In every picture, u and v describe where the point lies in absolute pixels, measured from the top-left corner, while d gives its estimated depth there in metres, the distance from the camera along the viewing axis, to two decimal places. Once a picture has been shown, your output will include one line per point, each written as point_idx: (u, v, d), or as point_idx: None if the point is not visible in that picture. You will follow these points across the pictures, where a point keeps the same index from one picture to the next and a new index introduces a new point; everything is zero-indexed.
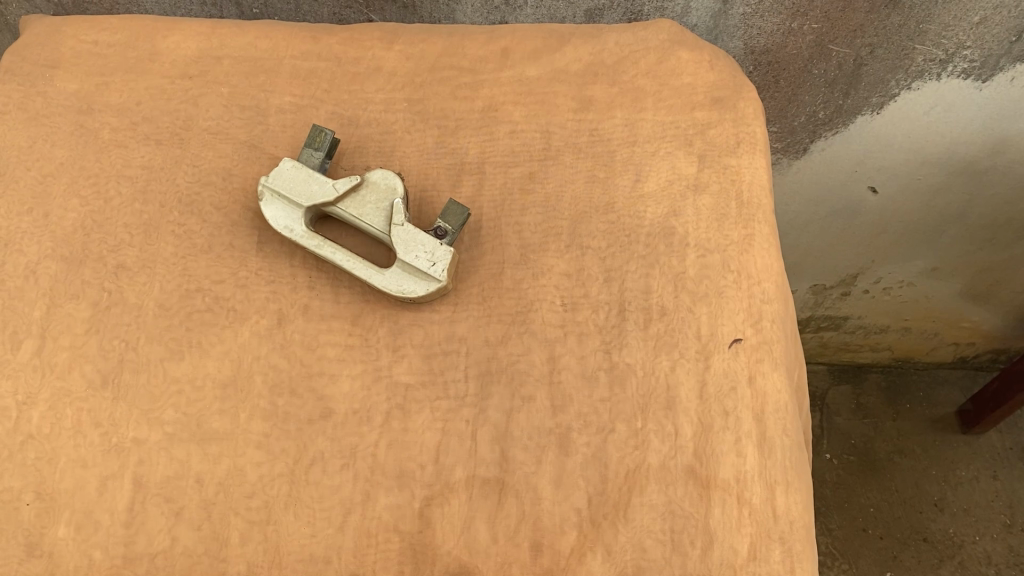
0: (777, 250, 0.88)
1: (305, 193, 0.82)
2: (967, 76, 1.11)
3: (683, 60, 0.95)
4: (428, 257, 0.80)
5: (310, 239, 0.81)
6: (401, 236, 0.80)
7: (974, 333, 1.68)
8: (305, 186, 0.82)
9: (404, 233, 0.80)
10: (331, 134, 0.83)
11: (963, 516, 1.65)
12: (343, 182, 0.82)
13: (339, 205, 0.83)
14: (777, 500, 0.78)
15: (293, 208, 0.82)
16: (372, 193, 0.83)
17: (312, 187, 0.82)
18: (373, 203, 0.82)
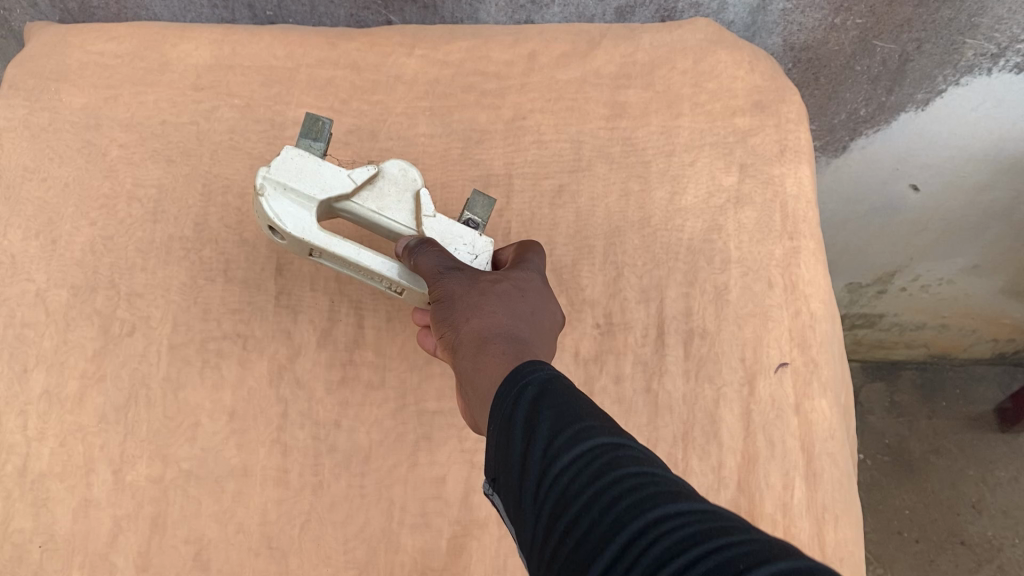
0: (825, 266, 0.83)
1: (314, 186, 0.67)
2: (1021, 71, 1.02)
3: (723, 61, 0.89)
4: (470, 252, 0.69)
5: (323, 240, 0.67)
6: (435, 228, 0.69)
7: (1016, 329, 1.54)
8: (314, 176, 0.67)
9: (436, 225, 0.69)
10: (329, 122, 0.69)
11: (1001, 518, 1.51)
12: (358, 172, 0.69)
13: (356, 200, 0.70)
14: (826, 539, 0.74)
15: (303, 204, 0.67)
16: (392, 186, 0.70)
17: (322, 177, 0.67)
18: (393, 198, 0.70)
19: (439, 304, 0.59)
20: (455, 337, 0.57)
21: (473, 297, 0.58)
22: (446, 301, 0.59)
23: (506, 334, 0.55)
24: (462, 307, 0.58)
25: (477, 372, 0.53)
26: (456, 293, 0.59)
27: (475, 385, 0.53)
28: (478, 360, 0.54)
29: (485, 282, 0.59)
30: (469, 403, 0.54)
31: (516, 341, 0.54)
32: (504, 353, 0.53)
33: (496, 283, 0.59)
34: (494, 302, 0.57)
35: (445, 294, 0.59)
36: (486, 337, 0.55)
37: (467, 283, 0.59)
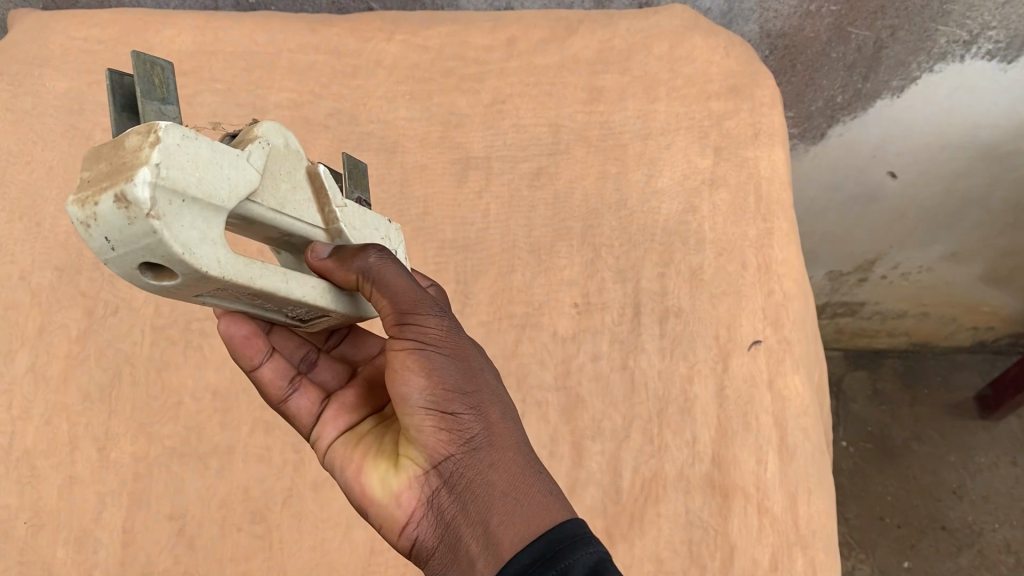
0: (798, 247, 0.84)
1: (210, 190, 0.39)
2: (992, 57, 1.04)
3: (698, 45, 0.90)
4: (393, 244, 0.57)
5: (250, 276, 0.43)
6: (354, 222, 0.51)
7: (995, 316, 1.52)
8: (203, 172, 0.39)
9: (355, 219, 0.52)
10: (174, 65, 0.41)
11: (982, 504, 1.47)
12: (257, 155, 0.43)
13: (256, 197, 0.43)
14: (800, 509, 0.73)
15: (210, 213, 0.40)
16: (287, 164, 0.47)
17: (224, 171, 0.40)
18: (292, 182, 0.47)
19: (444, 367, 0.47)
20: (467, 426, 0.47)
21: (486, 380, 0.49)
22: (453, 366, 0.48)
23: (527, 451, 0.49)
24: (479, 389, 0.48)
25: (512, 503, 0.46)
26: (464, 364, 0.48)
27: (504, 515, 0.45)
28: (512, 485, 0.46)
29: (485, 357, 0.51)
30: (474, 534, 0.46)
31: (534, 460, 0.49)
32: (539, 484, 0.47)
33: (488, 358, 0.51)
34: (501, 392, 0.50)
35: (448, 354, 0.48)
36: (509, 451, 0.48)
37: (472, 351, 0.49)
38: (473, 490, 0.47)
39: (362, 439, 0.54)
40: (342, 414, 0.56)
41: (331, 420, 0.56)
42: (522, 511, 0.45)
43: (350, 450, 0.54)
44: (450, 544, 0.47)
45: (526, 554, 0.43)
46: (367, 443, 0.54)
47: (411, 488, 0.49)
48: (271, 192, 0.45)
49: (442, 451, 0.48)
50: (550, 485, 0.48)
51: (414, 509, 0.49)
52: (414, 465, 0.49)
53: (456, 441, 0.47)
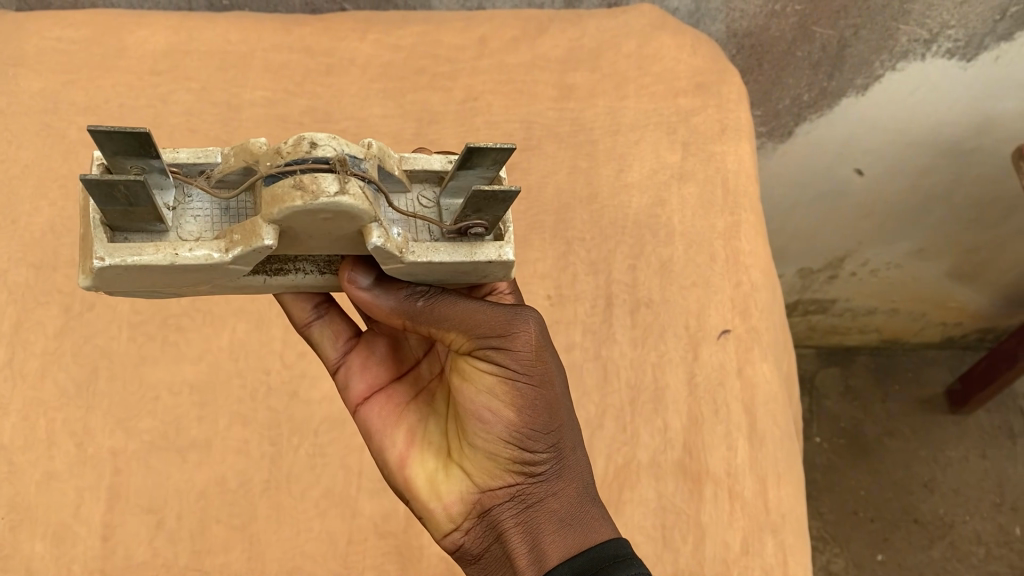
0: (764, 239, 0.87)
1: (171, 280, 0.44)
2: (952, 56, 1.06)
3: (665, 44, 0.93)
4: (492, 270, 0.48)
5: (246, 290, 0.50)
6: (414, 269, 0.46)
7: (962, 312, 1.54)
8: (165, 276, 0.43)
9: (412, 267, 0.46)
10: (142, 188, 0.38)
11: (953, 496, 1.49)
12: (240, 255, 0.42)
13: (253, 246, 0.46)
14: (770, 493, 0.75)
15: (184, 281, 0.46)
16: (316, 229, 0.42)
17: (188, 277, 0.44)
18: (321, 235, 0.43)
19: (532, 404, 0.48)
20: (540, 459, 0.49)
21: (566, 411, 0.50)
22: (540, 401, 0.48)
23: (585, 474, 0.52)
24: (559, 420, 0.49)
25: (568, 530, 0.49)
26: (550, 397, 0.49)
27: (560, 541, 0.48)
28: (569, 513, 0.50)
29: (564, 379, 0.51)
30: (522, 548, 0.49)
31: (588, 481, 0.52)
32: (595, 510, 0.50)
33: (566, 377, 0.52)
34: (572, 415, 0.51)
35: (540, 388, 0.48)
36: (569, 478, 0.51)
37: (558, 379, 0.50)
38: (538, 512, 0.50)
39: (402, 417, 0.57)
40: (371, 366, 0.60)
41: (360, 371, 0.60)
42: (576, 534, 0.49)
43: (390, 417, 0.57)
44: (494, 552, 0.51)
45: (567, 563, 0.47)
46: (410, 421, 0.57)
47: (465, 500, 0.52)
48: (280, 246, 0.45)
49: (509, 474, 0.50)
50: (601, 508, 0.51)
51: (459, 517, 0.52)
52: (471, 478, 0.51)
53: (526, 470, 0.50)
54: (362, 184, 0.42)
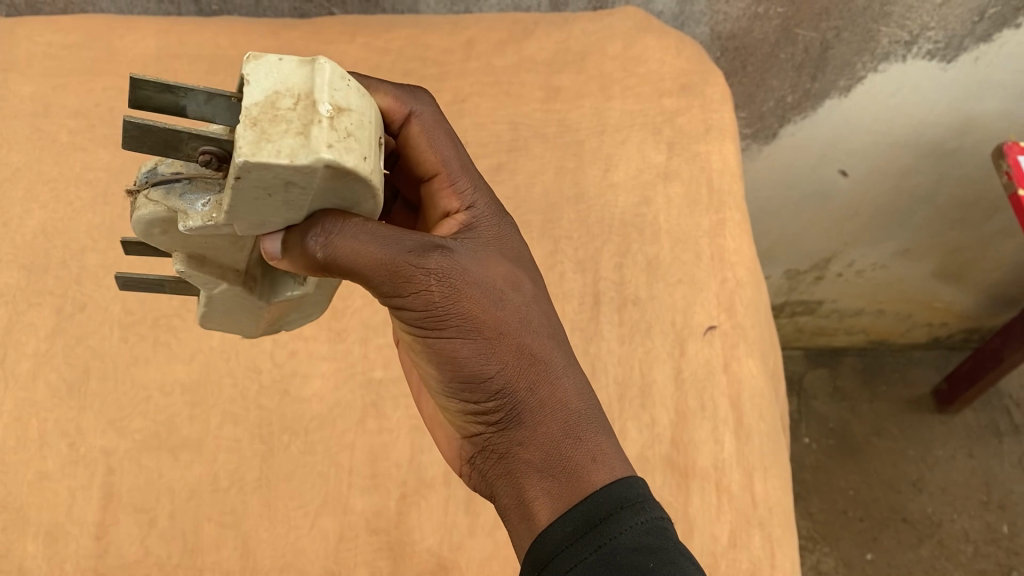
0: (749, 237, 0.88)
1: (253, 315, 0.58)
2: (932, 57, 1.07)
3: (650, 46, 0.95)
4: (268, 177, 0.39)
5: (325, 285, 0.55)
6: (253, 213, 0.43)
7: (947, 312, 1.56)
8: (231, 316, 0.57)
9: (247, 219, 0.44)
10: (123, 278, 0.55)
11: (940, 495, 1.51)
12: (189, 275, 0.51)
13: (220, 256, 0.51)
14: (756, 486, 0.76)
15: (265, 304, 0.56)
16: (189, 237, 0.48)
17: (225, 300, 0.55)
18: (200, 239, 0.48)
19: (459, 353, 0.48)
20: (495, 408, 0.50)
21: (509, 347, 0.49)
22: (462, 351, 0.48)
23: (563, 415, 0.50)
24: (494, 364, 0.49)
25: (546, 480, 0.49)
26: (480, 338, 0.48)
27: (540, 492, 0.49)
28: (546, 462, 0.49)
29: (505, 317, 0.49)
30: (512, 500, 0.50)
31: (572, 420, 0.50)
32: (577, 455, 0.49)
33: (512, 312, 0.49)
34: (528, 353, 0.49)
35: (459, 338, 0.48)
36: (542, 425, 0.50)
37: (483, 320, 0.48)
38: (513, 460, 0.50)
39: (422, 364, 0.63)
40: None
41: None
42: (556, 485, 0.49)
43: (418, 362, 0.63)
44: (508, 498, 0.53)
45: (562, 525, 0.47)
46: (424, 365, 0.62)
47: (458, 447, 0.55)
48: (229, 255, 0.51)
49: (474, 426, 0.51)
50: (593, 449, 0.49)
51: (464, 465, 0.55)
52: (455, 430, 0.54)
53: (488, 420, 0.50)
54: (157, 190, 0.46)
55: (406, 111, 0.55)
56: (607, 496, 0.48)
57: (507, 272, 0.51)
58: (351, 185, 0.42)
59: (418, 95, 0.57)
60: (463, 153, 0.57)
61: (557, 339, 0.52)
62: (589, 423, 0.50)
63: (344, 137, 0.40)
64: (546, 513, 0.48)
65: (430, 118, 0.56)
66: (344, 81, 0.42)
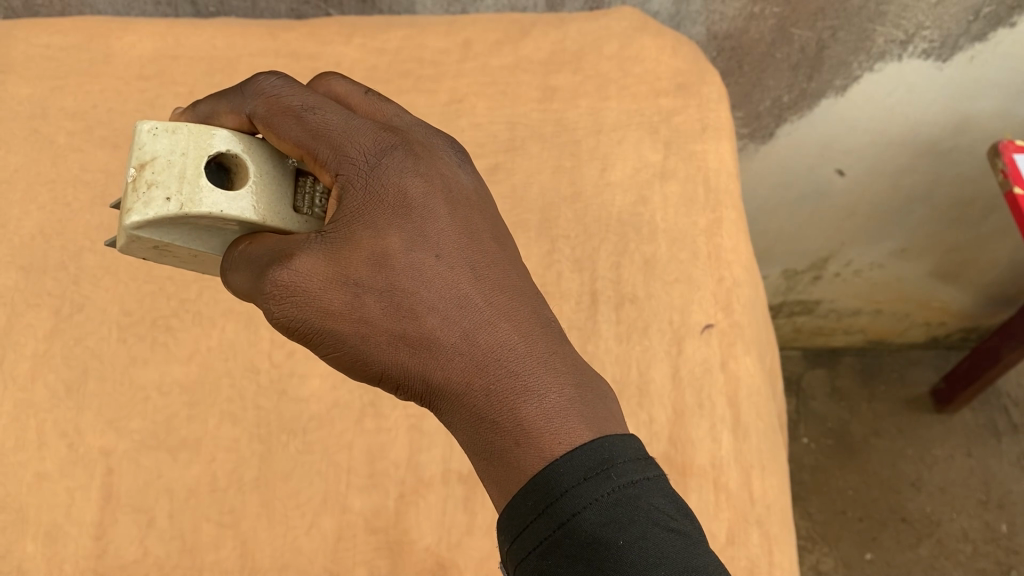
0: (745, 235, 0.88)
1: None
2: (928, 56, 1.07)
3: (646, 46, 0.95)
4: (142, 240, 0.55)
5: None
6: (186, 248, 0.57)
7: (944, 312, 1.56)
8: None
9: (192, 251, 0.58)
10: None
11: (939, 495, 1.51)
12: None
13: None
14: (753, 484, 0.76)
15: None
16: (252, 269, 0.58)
17: None
18: None
19: (350, 360, 0.50)
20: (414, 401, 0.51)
21: (383, 340, 0.49)
22: (349, 357, 0.50)
23: (465, 397, 0.49)
24: (379, 366, 0.50)
25: (484, 464, 0.50)
26: (354, 341, 0.49)
27: (488, 480, 0.50)
28: (475, 447, 0.50)
29: (369, 313, 0.49)
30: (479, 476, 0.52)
31: (478, 399, 0.49)
32: (498, 440, 0.49)
33: (374, 303, 0.49)
34: (406, 342, 0.49)
35: (339, 348, 0.50)
36: (454, 409, 0.50)
37: (343, 326, 0.49)
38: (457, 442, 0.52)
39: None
40: None
41: None
42: (493, 472, 0.49)
43: None
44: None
45: (521, 504, 0.47)
46: None
47: None
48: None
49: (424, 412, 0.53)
50: (513, 426, 0.49)
51: None
52: None
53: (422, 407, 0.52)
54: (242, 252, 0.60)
55: (248, 113, 0.55)
56: (562, 473, 0.46)
57: (363, 251, 0.49)
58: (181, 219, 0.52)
59: (253, 87, 0.55)
60: (313, 116, 0.53)
61: (449, 306, 0.50)
62: (501, 392, 0.49)
63: (145, 190, 0.53)
64: (500, 499, 0.49)
65: (269, 104, 0.54)
66: (151, 132, 0.53)
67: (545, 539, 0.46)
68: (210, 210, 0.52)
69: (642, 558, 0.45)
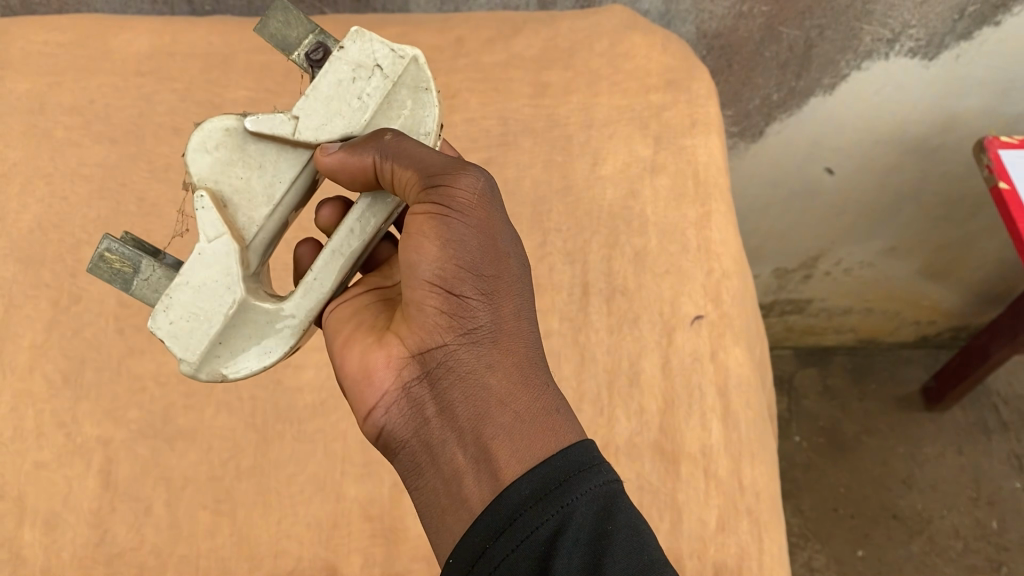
0: (734, 228, 0.90)
1: (216, 308, 0.53)
2: (914, 55, 1.09)
3: (637, 42, 0.96)
4: (371, 54, 0.57)
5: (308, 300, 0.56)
6: (325, 102, 0.56)
7: (934, 311, 1.58)
8: (196, 300, 0.53)
9: (311, 111, 0.56)
10: (112, 245, 0.54)
11: (931, 492, 1.52)
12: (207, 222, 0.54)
13: (234, 211, 0.56)
14: (743, 472, 0.77)
15: (243, 318, 0.54)
16: (230, 168, 0.56)
17: (212, 278, 0.53)
18: (230, 181, 0.56)
19: (465, 253, 0.52)
20: (475, 324, 0.53)
21: (503, 273, 0.54)
22: (477, 245, 0.52)
23: (528, 357, 0.54)
24: (493, 275, 0.53)
25: (513, 415, 0.51)
26: (487, 248, 0.53)
27: (504, 429, 0.51)
28: (508, 391, 0.52)
29: (507, 252, 0.54)
30: (470, 428, 0.51)
31: (533, 363, 0.54)
32: (538, 401, 0.53)
33: (514, 250, 0.55)
34: (514, 292, 0.54)
35: (476, 232, 0.52)
36: (512, 362, 0.53)
37: (493, 241, 0.53)
38: (475, 385, 0.52)
39: (360, 313, 0.58)
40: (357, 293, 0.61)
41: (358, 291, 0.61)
42: (523, 428, 0.51)
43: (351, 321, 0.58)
44: (425, 435, 0.53)
45: (547, 465, 0.49)
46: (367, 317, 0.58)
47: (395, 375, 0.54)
48: (245, 208, 0.56)
49: (441, 342, 0.52)
50: (552, 399, 0.54)
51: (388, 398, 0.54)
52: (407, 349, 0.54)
53: (461, 334, 0.52)
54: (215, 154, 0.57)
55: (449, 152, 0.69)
56: (580, 453, 0.51)
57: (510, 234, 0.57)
58: (405, 95, 0.58)
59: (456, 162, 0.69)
60: None
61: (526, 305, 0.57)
62: (545, 378, 0.55)
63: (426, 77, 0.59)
64: (513, 457, 0.50)
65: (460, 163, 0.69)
66: None
67: (571, 501, 0.48)
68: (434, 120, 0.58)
69: (628, 542, 0.48)
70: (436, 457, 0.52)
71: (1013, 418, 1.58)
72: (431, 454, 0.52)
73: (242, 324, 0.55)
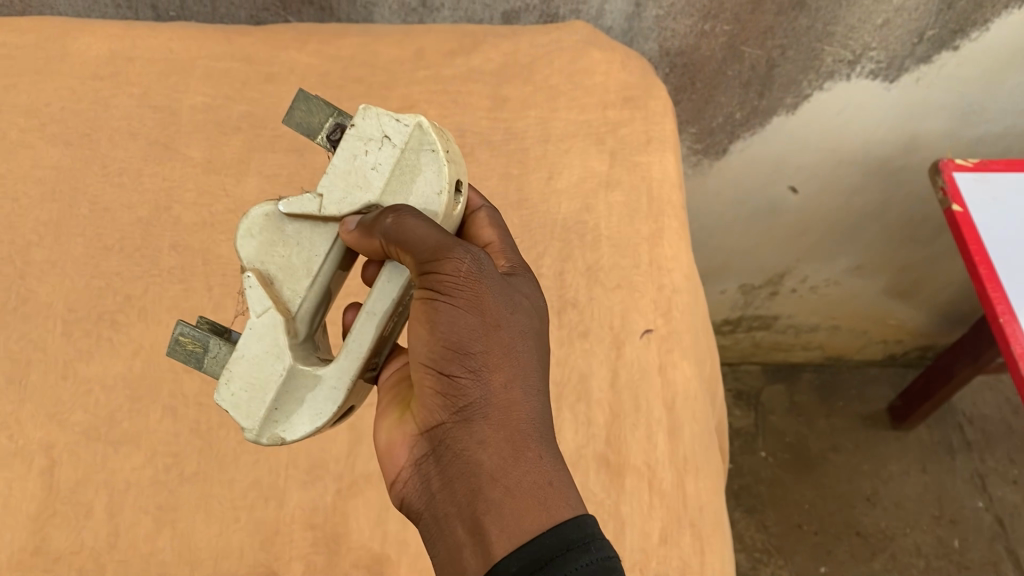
0: (685, 245, 0.91)
1: (269, 377, 0.55)
2: (876, 77, 1.10)
3: (595, 60, 0.97)
4: (380, 125, 0.57)
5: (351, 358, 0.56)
6: (341, 180, 0.57)
7: (900, 330, 1.60)
8: (251, 372, 0.55)
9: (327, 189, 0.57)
10: (181, 328, 0.57)
11: (894, 510, 1.52)
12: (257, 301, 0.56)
13: (280, 288, 0.58)
14: (687, 486, 0.78)
15: (299, 385, 0.55)
16: (271, 247, 0.58)
17: (265, 350, 0.55)
18: (272, 259, 0.58)
19: (452, 331, 0.51)
20: (468, 400, 0.51)
21: (497, 346, 0.51)
22: (467, 323, 0.51)
23: (530, 428, 0.51)
24: (485, 350, 0.51)
25: (503, 491, 0.48)
26: (481, 326, 0.51)
27: (493, 506, 0.48)
28: (500, 466, 0.49)
29: (506, 325, 0.52)
30: (463, 504, 0.50)
31: (532, 434, 0.50)
32: (532, 474, 0.49)
33: (515, 321, 0.52)
34: (513, 364, 0.51)
35: (467, 311, 0.51)
36: (506, 434, 0.50)
37: (485, 316, 0.51)
38: (470, 460, 0.50)
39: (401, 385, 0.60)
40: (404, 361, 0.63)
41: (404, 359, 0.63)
42: (510, 504, 0.48)
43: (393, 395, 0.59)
44: (435, 509, 0.52)
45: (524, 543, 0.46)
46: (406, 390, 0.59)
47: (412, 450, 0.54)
48: (287, 283, 0.58)
49: (442, 419, 0.51)
50: (552, 472, 0.50)
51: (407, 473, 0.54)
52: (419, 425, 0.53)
53: (455, 410, 0.51)
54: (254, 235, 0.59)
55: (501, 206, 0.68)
56: (567, 533, 0.47)
57: (524, 305, 0.54)
58: (415, 159, 0.57)
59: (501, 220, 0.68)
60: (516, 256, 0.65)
61: (540, 375, 0.53)
62: (551, 451, 0.51)
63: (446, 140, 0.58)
64: (499, 532, 0.47)
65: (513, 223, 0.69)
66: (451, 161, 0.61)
67: None
68: (448, 182, 0.56)
69: None
70: (440, 530, 0.51)
71: (977, 438, 1.60)
72: (436, 528, 0.51)
73: (297, 389, 0.56)
